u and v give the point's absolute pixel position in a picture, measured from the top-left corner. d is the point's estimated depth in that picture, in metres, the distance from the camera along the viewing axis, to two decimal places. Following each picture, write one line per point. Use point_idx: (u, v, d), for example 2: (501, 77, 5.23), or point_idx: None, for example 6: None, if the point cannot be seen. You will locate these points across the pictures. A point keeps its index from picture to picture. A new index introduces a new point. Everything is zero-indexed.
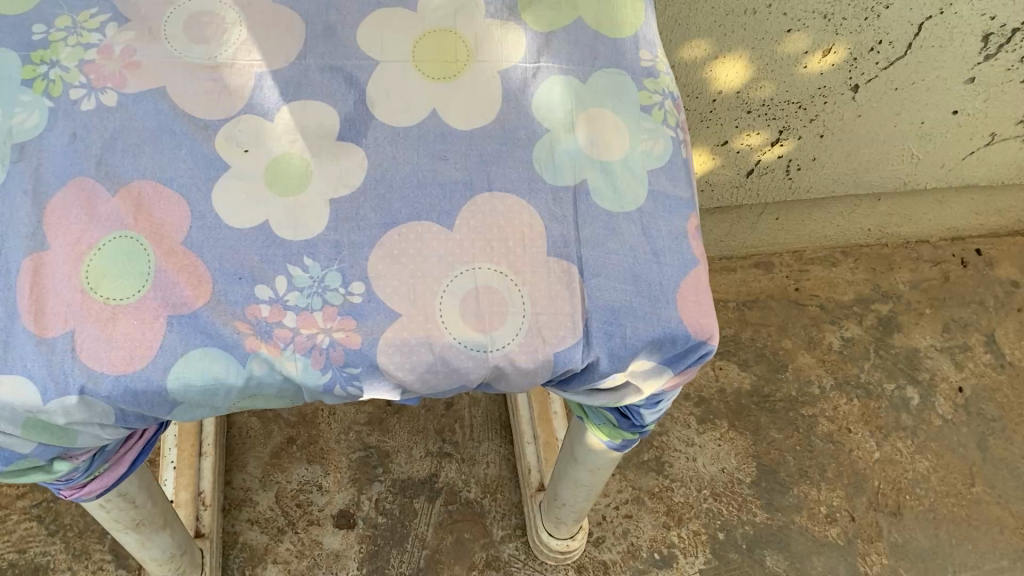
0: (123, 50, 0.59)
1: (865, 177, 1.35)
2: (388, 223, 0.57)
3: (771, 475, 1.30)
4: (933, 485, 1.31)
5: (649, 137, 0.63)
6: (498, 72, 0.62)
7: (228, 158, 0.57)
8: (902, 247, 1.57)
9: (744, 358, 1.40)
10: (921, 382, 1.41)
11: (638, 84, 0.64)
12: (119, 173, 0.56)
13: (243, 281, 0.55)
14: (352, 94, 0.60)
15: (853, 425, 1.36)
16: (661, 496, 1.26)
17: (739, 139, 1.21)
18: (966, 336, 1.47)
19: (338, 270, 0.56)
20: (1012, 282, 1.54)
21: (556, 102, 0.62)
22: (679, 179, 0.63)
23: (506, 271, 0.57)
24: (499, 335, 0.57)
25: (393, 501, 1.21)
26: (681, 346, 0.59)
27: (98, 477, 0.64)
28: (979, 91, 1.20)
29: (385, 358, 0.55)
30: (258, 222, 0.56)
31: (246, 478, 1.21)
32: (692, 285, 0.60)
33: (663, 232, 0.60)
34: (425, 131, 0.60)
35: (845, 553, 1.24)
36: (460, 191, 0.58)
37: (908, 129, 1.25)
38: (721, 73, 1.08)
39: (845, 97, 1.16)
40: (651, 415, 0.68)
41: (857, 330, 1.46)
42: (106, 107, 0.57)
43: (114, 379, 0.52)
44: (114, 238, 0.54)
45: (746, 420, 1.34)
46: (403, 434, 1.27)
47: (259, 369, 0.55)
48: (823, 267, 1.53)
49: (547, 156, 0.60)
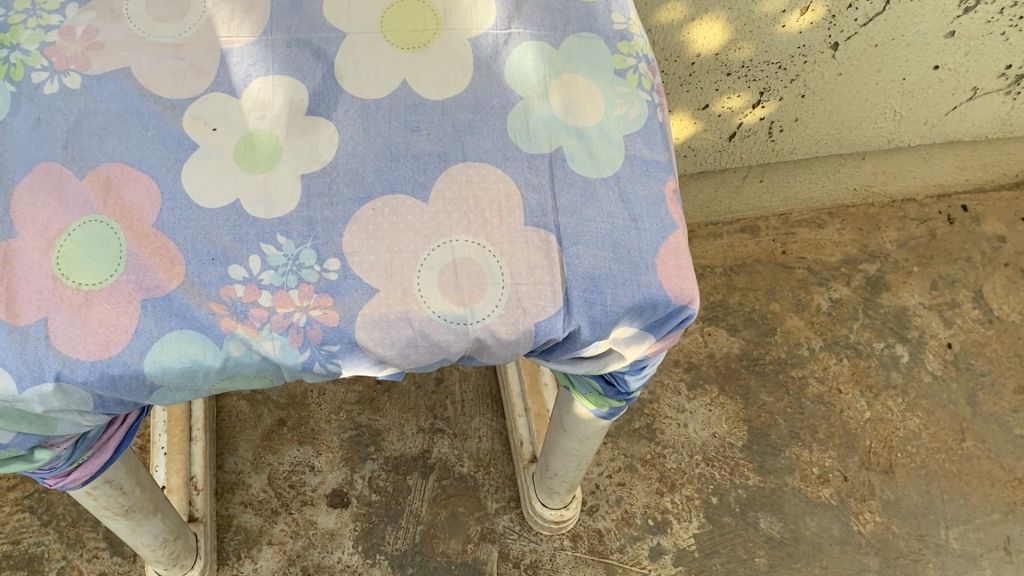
0: (85, 31, 0.58)
1: (849, 136, 1.35)
2: (362, 197, 0.56)
3: (762, 438, 1.30)
4: (924, 442, 1.32)
5: (624, 101, 0.62)
6: (468, 40, 0.61)
7: (197, 137, 0.56)
8: (888, 206, 1.57)
9: (732, 323, 1.40)
10: (910, 340, 1.42)
11: (611, 48, 0.64)
12: (86, 157, 0.55)
13: (216, 261, 0.54)
14: (320, 68, 0.59)
15: (843, 385, 1.36)
16: (653, 463, 1.26)
17: (720, 102, 1.20)
18: (954, 292, 1.47)
19: (312, 247, 0.55)
20: (999, 237, 1.54)
21: (527, 68, 0.61)
22: (655, 143, 0.62)
23: (484, 242, 0.57)
24: (479, 308, 0.56)
25: (386, 478, 1.22)
26: (662, 311, 0.59)
27: (82, 465, 0.63)
28: (959, 45, 1.19)
29: (363, 334, 0.55)
30: (229, 201, 0.55)
31: (238, 461, 1.21)
32: (670, 249, 0.59)
33: (640, 196, 0.60)
34: (396, 103, 0.59)
35: (838, 513, 1.25)
36: (433, 163, 0.58)
37: (890, 86, 1.24)
38: (699, 36, 1.07)
39: (826, 55, 1.15)
40: (635, 381, 0.67)
41: (845, 292, 1.46)
42: (69, 89, 0.56)
43: (90, 365, 0.52)
44: (84, 223, 0.53)
45: (736, 384, 1.34)
46: (395, 411, 1.27)
47: (237, 350, 0.54)
48: (809, 229, 1.53)
49: (521, 123, 0.59)
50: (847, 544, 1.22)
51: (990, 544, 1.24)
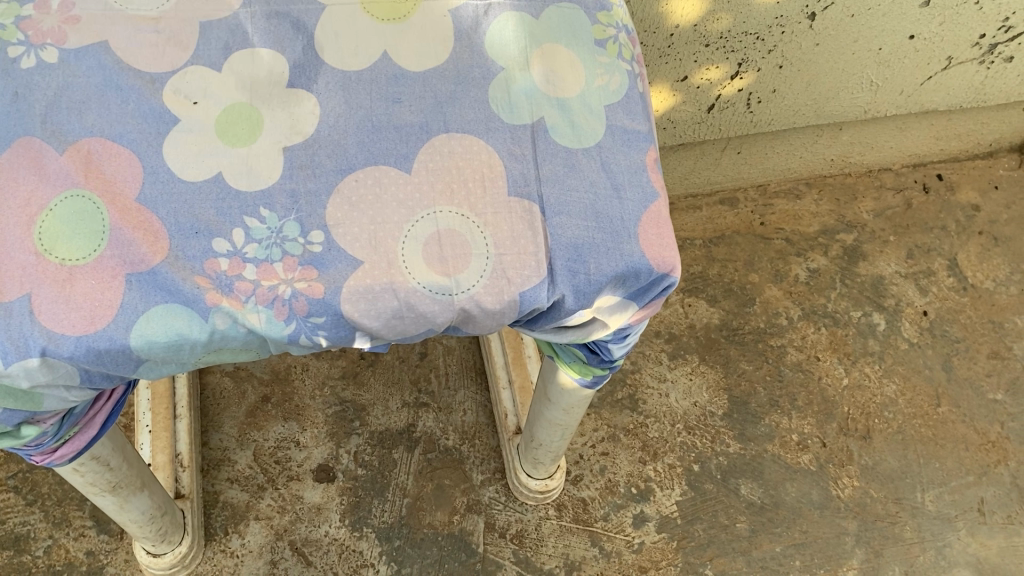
0: (61, 6, 0.57)
1: (826, 107, 1.35)
2: (345, 169, 0.56)
3: (742, 406, 1.32)
4: (901, 408, 1.34)
5: (604, 71, 0.62)
6: (449, 11, 0.62)
7: (177, 112, 0.56)
8: (865, 176, 1.59)
9: (712, 294, 1.41)
10: (886, 308, 1.44)
11: (591, 18, 0.64)
12: (66, 131, 0.54)
13: (200, 235, 0.54)
14: (300, 39, 0.59)
15: (821, 353, 1.38)
16: (636, 432, 1.28)
17: (698, 74, 1.21)
18: (929, 261, 1.49)
19: (296, 219, 0.55)
20: (973, 206, 1.56)
21: (508, 39, 0.61)
22: (636, 113, 0.63)
23: (468, 213, 0.57)
24: (464, 279, 0.57)
25: (372, 452, 1.22)
26: (644, 280, 0.60)
27: (69, 441, 0.64)
28: (935, 15, 1.20)
29: (349, 306, 0.56)
30: (211, 174, 0.55)
31: (223, 438, 1.22)
32: (652, 219, 0.60)
33: (622, 166, 0.60)
34: (377, 74, 0.59)
35: (817, 478, 1.27)
36: (416, 134, 0.58)
37: (866, 56, 1.25)
38: (677, 7, 1.07)
39: (803, 26, 1.15)
40: (618, 349, 0.68)
41: (823, 262, 1.48)
42: (46, 64, 0.55)
43: (76, 340, 0.52)
44: (65, 198, 0.53)
45: (716, 353, 1.36)
46: (379, 386, 1.28)
47: (222, 323, 0.55)
48: (787, 200, 1.54)
49: (503, 94, 0.60)
50: (826, 508, 1.25)
51: (965, 505, 1.27)
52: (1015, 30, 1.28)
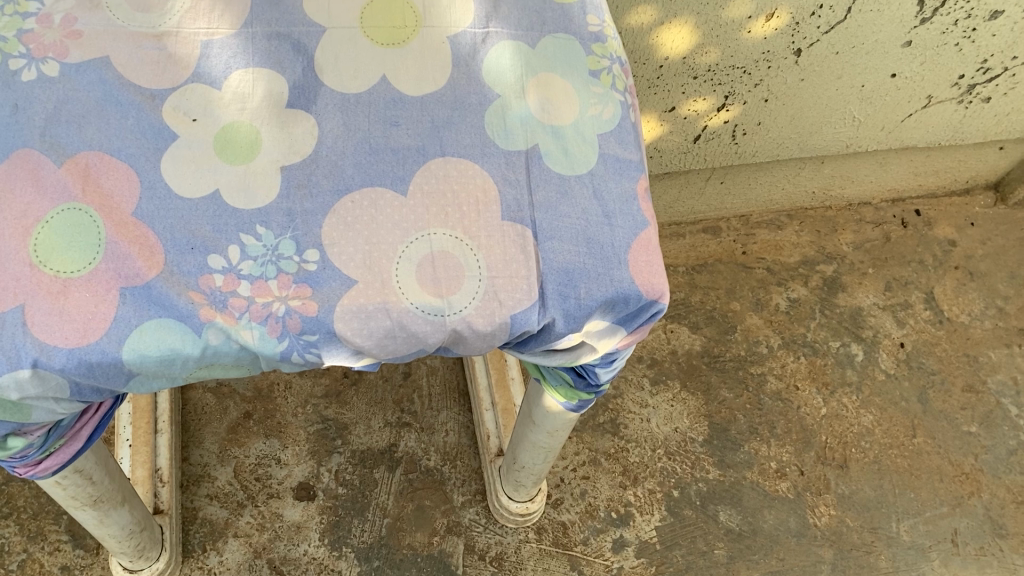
0: (63, 20, 0.58)
1: (809, 140, 1.38)
2: (341, 190, 0.57)
3: (722, 432, 1.33)
4: (878, 438, 1.36)
5: (598, 101, 0.64)
6: (447, 38, 0.63)
7: (176, 128, 0.57)
8: (845, 209, 1.62)
9: (694, 321, 1.43)
10: (865, 339, 1.46)
11: (586, 49, 0.65)
12: (65, 145, 0.55)
13: (195, 251, 0.55)
14: (300, 61, 0.60)
15: (800, 382, 1.40)
16: (617, 457, 1.28)
17: (686, 105, 1.23)
18: (906, 294, 1.52)
19: (291, 238, 0.56)
20: (950, 241, 1.60)
21: (504, 67, 0.63)
22: (628, 142, 0.64)
23: (461, 236, 0.58)
24: (456, 300, 0.57)
25: (352, 472, 1.22)
26: (633, 306, 0.61)
27: (54, 453, 0.63)
28: (916, 55, 1.23)
29: (342, 325, 0.56)
30: (207, 191, 0.56)
31: (203, 454, 1.21)
32: (642, 246, 0.61)
33: (614, 194, 0.61)
34: (375, 97, 0.60)
35: (795, 506, 1.28)
36: (413, 157, 0.59)
37: (850, 92, 1.28)
38: (667, 39, 1.09)
39: (789, 61, 1.18)
40: (605, 374, 0.69)
41: (803, 291, 1.50)
42: (47, 77, 0.56)
43: (68, 352, 0.52)
44: (62, 211, 0.53)
45: (698, 380, 1.37)
46: (362, 406, 1.28)
47: (215, 339, 0.55)
48: (769, 230, 1.57)
49: (498, 120, 0.61)
50: (803, 536, 1.26)
51: (939, 536, 1.28)
52: (993, 71, 1.31)
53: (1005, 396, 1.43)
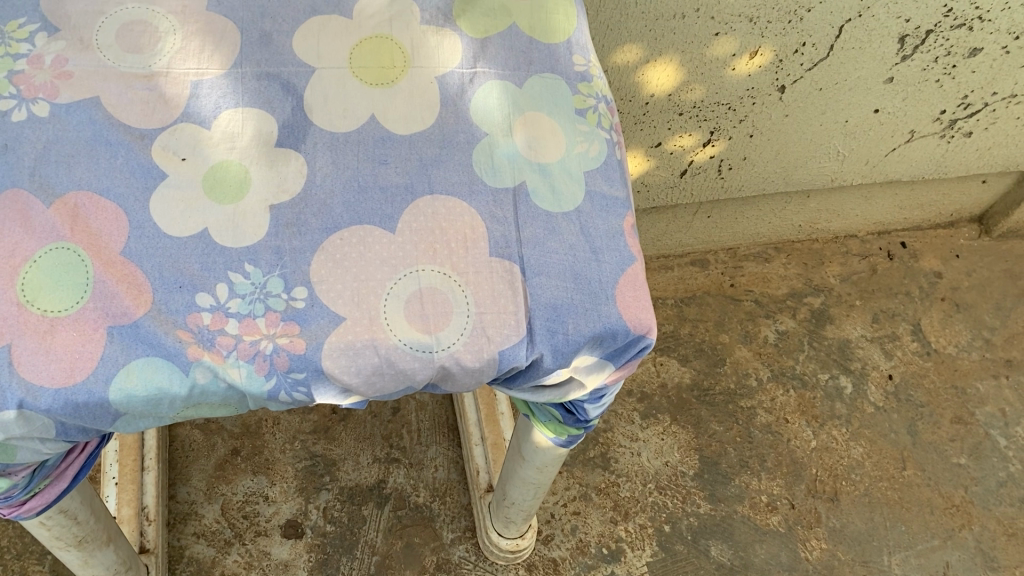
0: (54, 61, 0.58)
1: (794, 175, 1.39)
2: (330, 227, 0.57)
3: (713, 466, 1.33)
4: (868, 470, 1.36)
5: (585, 139, 0.65)
6: (435, 78, 0.64)
7: (166, 167, 0.57)
8: (831, 242, 1.63)
9: (684, 353, 1.43)
10: (853, 372, 1.46)
11: (572, 88, 0.66)
12: (54, 185, 0.55)
13: (183, 289, 0.55)
14: (289, 100, 0.61)
15: (790, 415, 1.40)
16: (608, 492, 1.28)
17: (672, 141, 1.25)
18: (894, 325, 1.53)
19: (280, 276, 0.56)
20: (936, 273, 1.61)
21: (492, 106, 0.63)
22: (614, 180, 0.65)
23: (450, 272, 0.58)
24: (444, 337, 0.57)
25: (341, 508, 1.21)
26: (621, 341, 0.61)
27: (39, 494, 0.63)
28: (898, 91, 1.25)
29: (330, 362, 0.56)
30: (196, 229, 0.56)
31: (191, 492, 1.20)
32: (629, 282, 0.61)
33: (601, 230, 0.62)
34: (364, 136, 0.60)
35: (786, 540, 1.28)
36: (401, 195, 0.59)
37: (834, 127, 1.29)
38: (653, 77, 1.10)
39: (773, 98, 1.19)
40: (594, 409, 0.69)
41: (791, 324, 1.50)
42: (37, 117, 0.56)
43: (54, 392, 0.52)
44: (51, 251, 0.53)
45: (687, 413, 1.37)
46: (350, 441, 1.27)
47: (203, 378, 0.55)
48: (757, 263, 1.58)
49: (486, 158, 0.61)
50: (795, 571, 1.25)
51: (931, 569, 1.28)
52: (974, 107, 1.33)
53: (994, 428, 1.43)
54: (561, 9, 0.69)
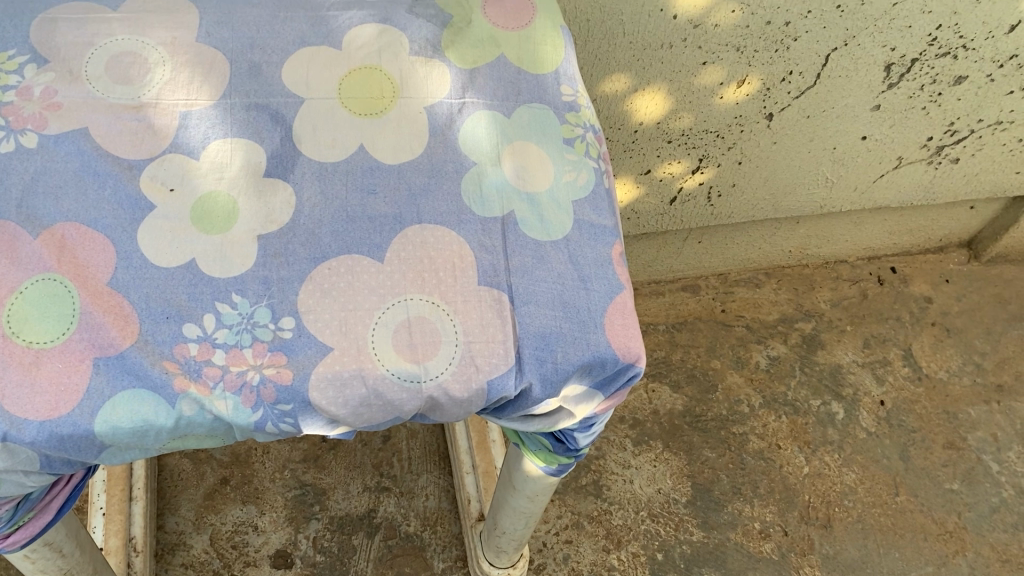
0: (43, 92, 0.59)
1: (783, 201, 1.40)
2: (318, 257, 0.57)
3: (705, 493, 1.32)
4: (861, 496, 1.36)
5: (573, 168, 0.65)
6: (424, 108, 0.64)
7: (154, 198, 0.57)
8: (822, 267, 1.64)
9: (675, 380, 1.43)
10: (845, 397, 1.46)
11: (560, 117, 0.67)
12: (41, 216, 0.55)
13: (170, 320, 0.55)
14: (278, 131, 0.61)
15: (782, 441, 1.40)
16: (600, 520, 1.27)
17: (661, 168, 1.25)
18: (885, 350, 1.53)
19: (267, 306, 0.56)
20: (926, 298, 1.62)
21: (480, 136, 0.64)
22: (602, 209, 0.65)
23: (438, 301, 0.58)
24: (432, 366, 0.57)
25: (331, 538, 1.20)
26: (610, 370, 0.61)
27: (23, 527, 0.62)
28: (885, 118, 1.26)
29: (317, 393, 0.55)
30: (183, 260, 0.56)
31: (179, 522, 1.19)
32: (618, 310, 0.61)
33: (589, 259, 0.62)
34: (353, 166, 0.61)
35: (779, 568, 1.27)
36: (389, 225, 0.59)
37: (822, 154, 1.30)
38: (641, 105, 1.11)
39: (761, 125, 1.20)
40: (584, 438, 0.69)
41: (782, 349, 1.51)
42: (25, 148, 0.56)
43: (39, 425, 0.51)
44: (37, 282, 0.53)
45: (680, 440, 1.37)
46: (341, 470, 1.26)
47: (189, 410, 0.54)
48: (747, 288, 1.58)
49: (474, 188, 0.62)
50: None
51: None
52: (960, 133, 1.34)
53: (986, 453, 1.43)
54: (549, 40, 0.70)
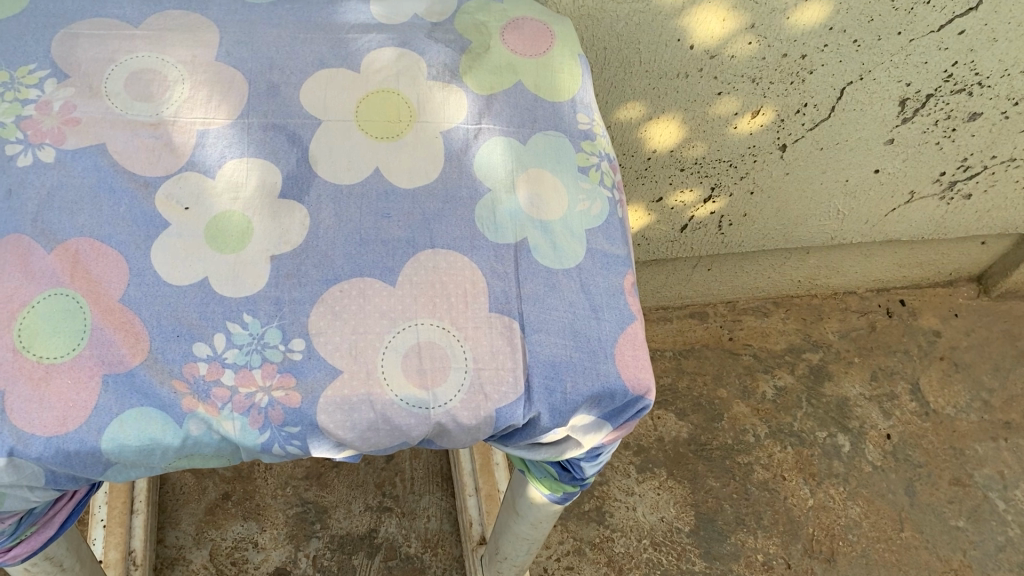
0: (63, 107, 0.59)
1: (794, 232, 1.40)
2: (330, 279, 0.57)
3: (709, 523, 1.31)
4: (865, 531, 1.35)
5: (587, 197, 0.65)
6: (440, 133, 0.64)
7: (169, 216, 0.57)
8: (831, 298, 1.64)
9: (681, 408, 1.43)
10: (851, 430, 1.45)
11: (576, 146, 0.67)
12: (56, 231, 0.55)
13: (181, 339, 0.55)
14: (294, 152, 0.61)
15: (787, 473, 1.39)
16: (602, 547, 1.26)
17: (673, 196, 1.26)
18: (892, 384, 1.53)
19: (278, 327, 0.56)
20: (935, 332, 1.61)
21: (496, 161, 0.64)
22: (616, 238, 0.65)
23: (449, 326, 0.58)
24: (441, 392, 0.57)
25: (331, 557, 1.20)
26: (619, 401, 0.60)
27: (24, 541, 0.61)
28: (898, 152, 1.26)
29: (325, 416, 0.55)
30: (195, 278, 0.56)
31: (179, 536, 1.18)
32: (629, 340, 0.61)
33: (601, 288, 0.62)
34: (368, 189, 0.61)
35: None
36: (402, 249, 0.59)
37: (835, 186, 1.30)
38: (655, 133, 1.11)
39: (774, 156, 1.20)
40: (591, 467, 0.68)
41: (789, 379, 1.50)
42: (42, 162, 0.57)
43: (45, 441, 0.51)
44: (49, 297, 0.53)
45: (684, 468, 1.36)
46: (343, 488, 1.26)
47: (196, 430, 0.54)
48: (755, 317, 1.58)
49: (488, 214, 0.62)
50: None
51: None
52: (973, 169, 1.34)
53: (993, 490, 1.42)
54: (566, 68, 0.70)
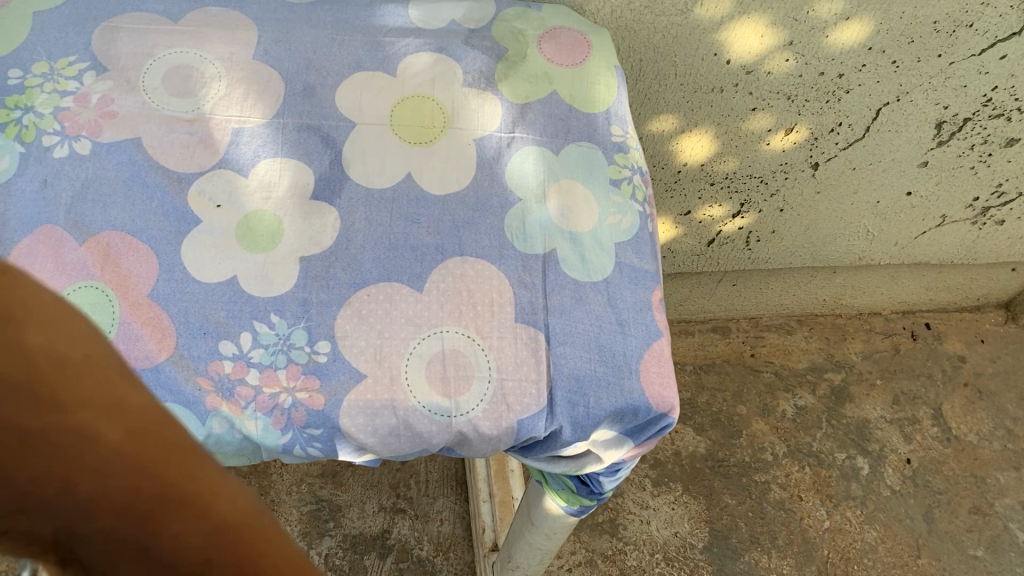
0: (100, 100, 0.59)
1: (821, 251, 1.39)
2: (358, 283, 0.57)
3: (723, 540, 1.31)
4: (881, 556, 1.33)
5: (617, 210, 0.64)
6: (473, 140, 0.64)
7: (200, 212, 0.57)
8: (855, 318, 1.62)
9: (699, 423, 1.42)
10: (870, 453, 1.44)
11: (608, 158, 0.66)
12: (88, 224, 0.55)
13: (207, 336, 0.55)
14: (327, 154, 0.61)
15: (804, 493, 1.37)
16: (614, 559, 1.26)
17: (701, 211, 1.25)
18: (914, 408, 1.51)
19: (304, 328, 0.56)
20: (959, 357, 1.59)
21: (527, 171, 0.64)
22: (645, 253, 0.64)
23: (474, 335, 0.57)
24: (464, 401, 0.56)
25: (342, 556, 1.20)
26: (642, 418, 0.59)
27: None
28: (931, 176, 1.24)
29: (347, 420, 0.55)
30: (223, 276, 0.56)
31: None
32: (654, 356, 0.60)
33: (628, 303, 0.61)
34: (399, 194, 0.61)
35: None
36: (430, 256, 0.59)
37: (865, 207, 1.29)
38: (687, 146, 1.10)
39: (806, 174, 1.19)
40: (610, 482, 0.68)
41: (810, 399, 1.49)
42: (78, 155, 0.57)
43: None
44: (79, 289, 0.53)
45: (700, 484, 1.35)
46: (357, 488, 1.26)
47: (219, 427, 0.54)
48: (778, 334, 1.57)
49: (518, 223, 0.61)
50: None
51: None
52: (1007, 196, 1.32)
53: (1013, 521, 1.40)
54: (602, 80, 0.69)
